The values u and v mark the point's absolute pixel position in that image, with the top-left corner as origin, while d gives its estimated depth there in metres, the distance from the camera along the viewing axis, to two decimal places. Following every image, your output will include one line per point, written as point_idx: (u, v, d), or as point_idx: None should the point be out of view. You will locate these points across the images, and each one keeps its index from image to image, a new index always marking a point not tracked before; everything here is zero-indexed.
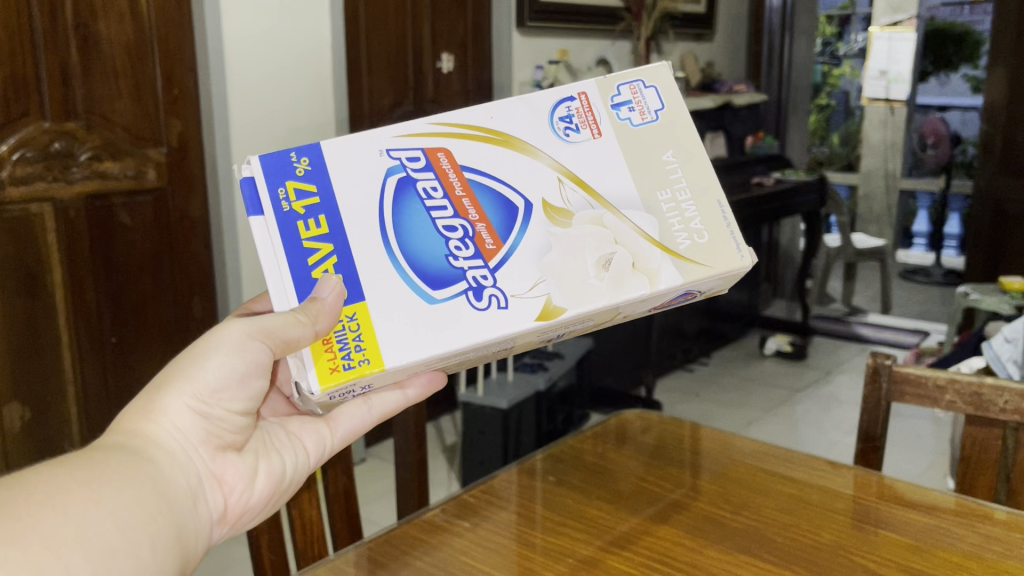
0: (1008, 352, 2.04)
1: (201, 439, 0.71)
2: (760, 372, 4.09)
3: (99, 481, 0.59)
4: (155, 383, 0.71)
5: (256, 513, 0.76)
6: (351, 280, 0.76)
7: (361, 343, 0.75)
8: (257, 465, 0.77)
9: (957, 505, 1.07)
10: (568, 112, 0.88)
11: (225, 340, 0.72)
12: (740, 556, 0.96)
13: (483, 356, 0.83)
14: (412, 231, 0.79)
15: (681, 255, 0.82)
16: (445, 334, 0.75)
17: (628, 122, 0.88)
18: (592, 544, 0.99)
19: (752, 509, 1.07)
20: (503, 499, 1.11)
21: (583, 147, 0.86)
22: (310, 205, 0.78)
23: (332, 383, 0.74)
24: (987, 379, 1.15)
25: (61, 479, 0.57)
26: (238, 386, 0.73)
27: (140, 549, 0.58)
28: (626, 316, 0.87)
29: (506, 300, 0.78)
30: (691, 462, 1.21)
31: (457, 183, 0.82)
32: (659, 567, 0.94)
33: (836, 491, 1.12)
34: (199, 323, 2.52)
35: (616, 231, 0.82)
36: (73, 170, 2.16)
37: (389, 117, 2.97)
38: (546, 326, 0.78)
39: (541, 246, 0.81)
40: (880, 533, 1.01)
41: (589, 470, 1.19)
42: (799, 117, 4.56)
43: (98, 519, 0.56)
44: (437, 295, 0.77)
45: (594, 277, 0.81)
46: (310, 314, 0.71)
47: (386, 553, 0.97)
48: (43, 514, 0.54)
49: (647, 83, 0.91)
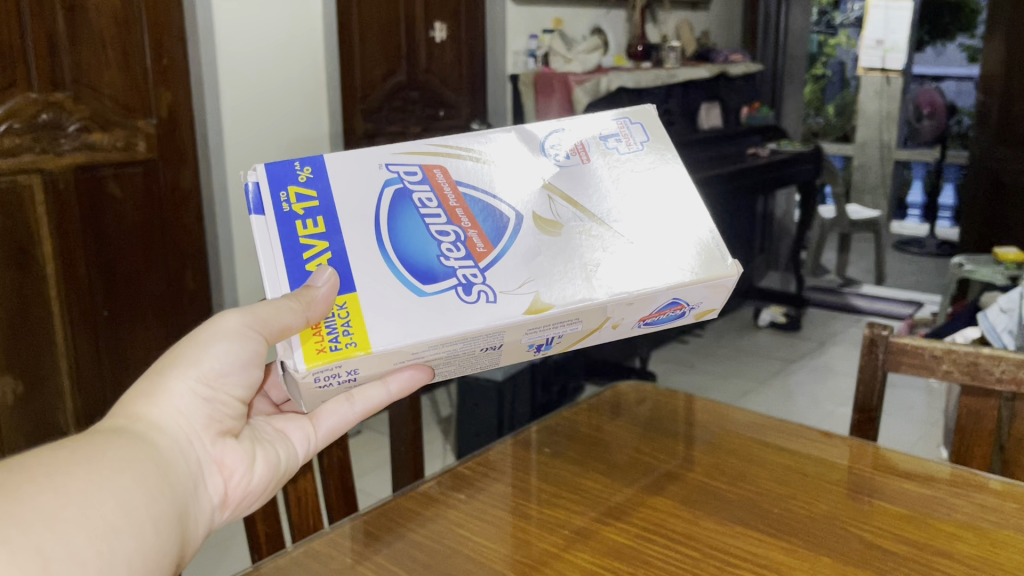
0: (1003, 322, 2.04)
1: (203, 423, 0.69)
2: (754, 343, 4.10)
3: (99, 461, 0.56)
4: (155, 366, 0.69)
5: (255, 498, 0.74)
6: (344, 273, 0.74)
7: (350, 329, 0.71)
8: (254, 451, 0.74)
9: (952, 475, 1.08)
10: (559, 141, 0.89)
11: (224, 328, 0.70)
12: (735, 527, 0.96)
13: (470, 361, 0.78)
14: (403, 236, 0.77)
15: (666, 261, 0.81)
16: (430, 325, 0.72)
17: (615, 151, 0.89)
18: (587, 515, 0.99)
19: (748, 480, 1.07)
20: (498, 471, 1.10)
21: (571, 170, 0.87)
22: (309, 207, 0.77)
23: (318, 363, 0.70)
24: (984, 349, 1.14)
25: (60, 461, 0.54)
26: (240, 372, 0.71)
27: (143, 530, 0.55)
28: (613, 330, 0.82)
29: (495, 295, 0.75)
30: (686, 433, 1.21)
31: (451, 195, 0.81)
32: (654, 538, 0.94)
33: (832, 462, 1.12)
34: (192, 296, 2.50)
35: (603, 240, 0.82)
36: (62, 142, 2.13)
37: (381, 87, 2.92)
38: (534, 323, 0.74)
39: (529, 251, 0.79)
40: (875, 503, 1.01)
41: (584, 441, 1.19)
42: (795, 86, 4.45)
43: (99, 500, 0.53)
44: (428, 288, 0.74)
45: (582, 277, 0.78)
46: (302, 300, 0.69)
47: (380, 526, 0.97)
48: (43, 495, 0.50)
49: (634, 120, 0.93)
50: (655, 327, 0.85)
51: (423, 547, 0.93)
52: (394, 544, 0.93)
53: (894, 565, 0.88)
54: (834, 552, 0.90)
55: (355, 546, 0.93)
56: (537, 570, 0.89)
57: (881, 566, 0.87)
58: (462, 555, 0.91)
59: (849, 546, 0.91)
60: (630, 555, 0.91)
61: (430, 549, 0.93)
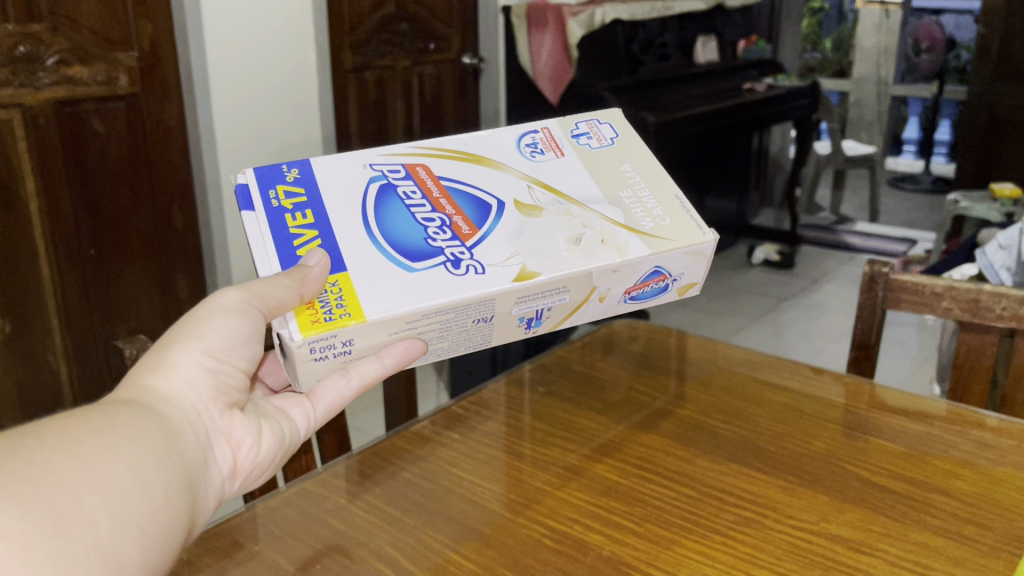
0: (1002, 259, 2.03)
1: (211, 395, 0.65)
2: (747, 281, 4.09)
3: (107, 426, 0.53)
4: (158, 341, 0.65)
5: (263, 470, 0.71)
6: (335, 256, 0.72)
7: (343, 302, 0.70)
8: (260, 422, 0.71)
9: (949, 413, 1.07)
10: (534, 141, 0.89)
11: (223, 304, 0.68)
12: (732, 466, 0.95)
13: (463, 337, 0.76)
14: (389, 224, 0.76)
15: (647, 233, 0.80)
16: (418, 293, 0.70)
17: (588, 147, 0.90)
18: (581, 453, 0.98)
19: (744, 418, 1.06)
20: (493, 410, 1.09)
21: (549, 165, 0.86)
22: (298, 203, 0.76)
23: (314, 331, 0.68)
24: (985, 286, 1.13)
25: (70, 425, 0.51)
26: (244, 346, 0.68)
27: (154, 494, 0.52)
28: (604, 304, 0.81)
29: (481, 266, 0.73)
30: (682, 371, 1.20)
31: (434, 188, 0.80)
32: (650, 477, 0.93)
33: (828, 400, 1.11)
34: (180, 235, 2.46)
35: (584, 218, 0.80)
36: (40, 75, 2.07)
37: (370, 20, 2.85)
38: (524, 289, 0.73)
39: (514, 231, 0.78)
40: (872, 442, 1.00)
41: (579, 380, 1.17)
42: (792, 22, 4.30)
43: (111, 463, 0.51)
44: (417, 264, 0.73)
45: (566, 249, 0.77)
46: (297, 277, 0.68)
47: (373, 466, 0.96)
48: (54, 455, 0.48)
49: (602, 121, 0.93)
50: (643, 302, 0.84)
51: (417, 487, 0.92)
52: (388, 484, 0.92)
53: (892, 503, 0.87)
54: (831, 491, 0.89)
55: (349, 486, 0.92)
56: (533, 509, 0.88)
57: (879, 504, 0.87)
58: (457, 495, 0.90)
59: (847, 485, 0.90)
60: (626, 493, 0.90)
61: (424, 489, 0.92)
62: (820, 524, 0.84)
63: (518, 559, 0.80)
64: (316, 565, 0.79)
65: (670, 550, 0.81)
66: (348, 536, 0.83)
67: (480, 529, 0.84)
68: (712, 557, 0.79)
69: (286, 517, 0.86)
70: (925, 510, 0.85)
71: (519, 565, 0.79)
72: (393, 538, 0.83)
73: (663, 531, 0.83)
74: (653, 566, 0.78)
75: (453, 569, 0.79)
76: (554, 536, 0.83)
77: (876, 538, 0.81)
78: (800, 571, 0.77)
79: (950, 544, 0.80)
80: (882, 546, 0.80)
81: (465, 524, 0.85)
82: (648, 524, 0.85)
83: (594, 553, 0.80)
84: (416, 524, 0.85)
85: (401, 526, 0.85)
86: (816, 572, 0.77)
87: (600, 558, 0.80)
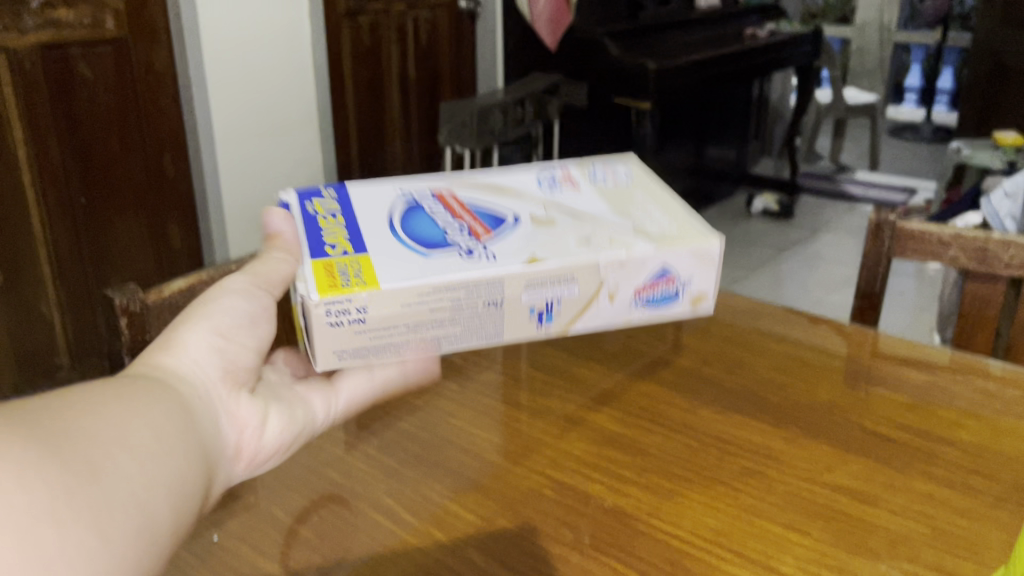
0: (1006, 208, 2.01)
1: (219, 374, 0.61)
2: (745, 230, 4.06)
3: (120, 390, 0.50)
4: (166, 324, 0.63)
5: (268, 460, 0.65)
6: (358, 244, 0.76)
7: (361, 276, 0.72)
8: (267, 407, 0.66)
9: (954, 362, 1.05)
10: (552, 178, 0.91)
11: (232, 288, 0.67)
12: (734, 416, 0.93)
13: (473, 322, 0.75)
14: (407, 223, 0.79)
15: (653, 236, 0.82)
16: (428, 268, 0.73)
17: (603, 181, 0.92)
18: (581, 404, 0.97)
19: (746, 368, 1.04)
20: (491, 360, 1.07)
21: (561, 190, 0.89)
22: (332, 212, 0.82)
23: (330, 293, 0.70)
24: (993, 234, 1.11)
25: (85, 388, 0.48)
26: (252, 328, 0.66)
27: (175, 455, 0.49)
28: (615, 304, 0.80)
29: (492, 255, 0.76)
30: (682, 321, 1.18)
31: (453, 204, 0.83)
32: (651, 427, 0.92)
33: (831, 349, 1.09)
34: (172, 183, 2.42)
35: (592, 226, 0.83)
36: (26, 19, 2.00)
37: None
38: (535, 274, 0.75)
39: (525, 239, 0.79)
40: (876, 391, 0.99)
41: (578, 330, 1.16)
42: None
43: (135, 424, 0.47)
44: (433, 251, 0.76)
45: (575, 246, 0.79)
46: (293, 250, 0.73)
47: (370, 417, 0.94)
48: (79, 415, 0.44)
49: (622, 165, 0.96)
50: (658, 309, 0.83)
51: (415, 438, 0.91)
52: (385, 436, 0.91)
53: (896, 453, 0.86)
54: (834, 441, 0.88)
55: (345, 437, 0.90)
56: (532, 460, 0.86)
57: (883, 454, 0.86)
58: (456, 446, 0.89)
59: (850, 435, 0.89)
60: (627, 444, 0.89)
61: (422, 440, 0.90)
62: (823, 475, 0.83)
63: (518, 510, 0.79)
64: (312, 517, 0.78)
65: (671, 501, 0.79)
66: (345, 487, 0.82)
67: (479, 480, 0.83)
68: (714, 508, 0.78)
69: (281, 468, 0.85)
70: (929, 461, 0.84)
71: (519, 516, 0.78)
72: (391, 490, 0.82)
73: (664, 482, 0.82)
74: (655, 517, 0.77)
75: (452, 520, 0.77)
76: (555, 487, 0.82)
77: (880, 489, 0.80)
78: (803, 522, 0.76)
79: (955, 494, 0.79)
80: (886, 497, 0.79)
81: (463, 476, 0.84)
82: (649, 476, 0.83)
83: (595, 504, 0.79)
84: (413, 475, 0.84)
85: (399, 477, 0.84)
86: (820, 522, 0.76)
87: (602, 509, 0.78)
